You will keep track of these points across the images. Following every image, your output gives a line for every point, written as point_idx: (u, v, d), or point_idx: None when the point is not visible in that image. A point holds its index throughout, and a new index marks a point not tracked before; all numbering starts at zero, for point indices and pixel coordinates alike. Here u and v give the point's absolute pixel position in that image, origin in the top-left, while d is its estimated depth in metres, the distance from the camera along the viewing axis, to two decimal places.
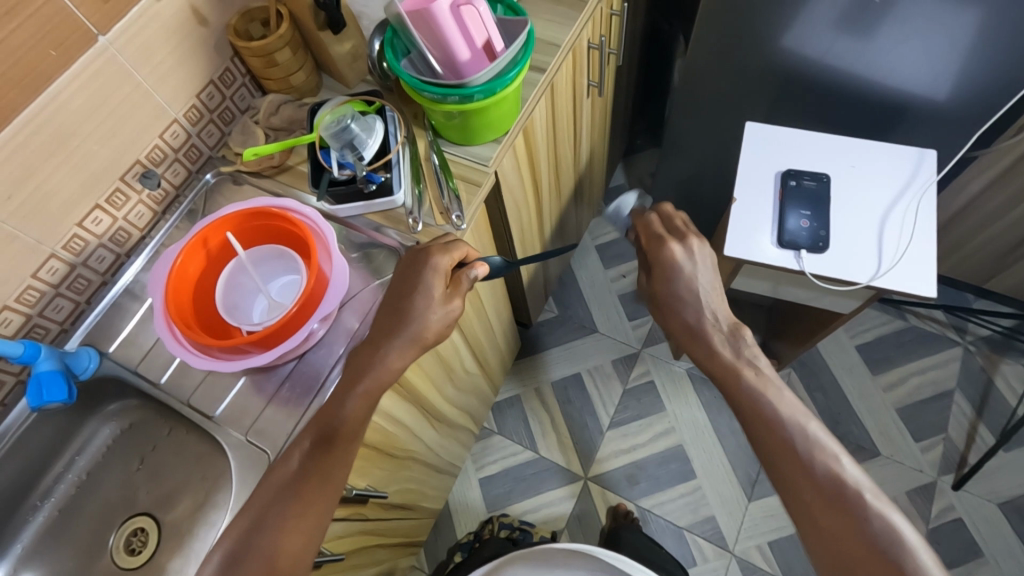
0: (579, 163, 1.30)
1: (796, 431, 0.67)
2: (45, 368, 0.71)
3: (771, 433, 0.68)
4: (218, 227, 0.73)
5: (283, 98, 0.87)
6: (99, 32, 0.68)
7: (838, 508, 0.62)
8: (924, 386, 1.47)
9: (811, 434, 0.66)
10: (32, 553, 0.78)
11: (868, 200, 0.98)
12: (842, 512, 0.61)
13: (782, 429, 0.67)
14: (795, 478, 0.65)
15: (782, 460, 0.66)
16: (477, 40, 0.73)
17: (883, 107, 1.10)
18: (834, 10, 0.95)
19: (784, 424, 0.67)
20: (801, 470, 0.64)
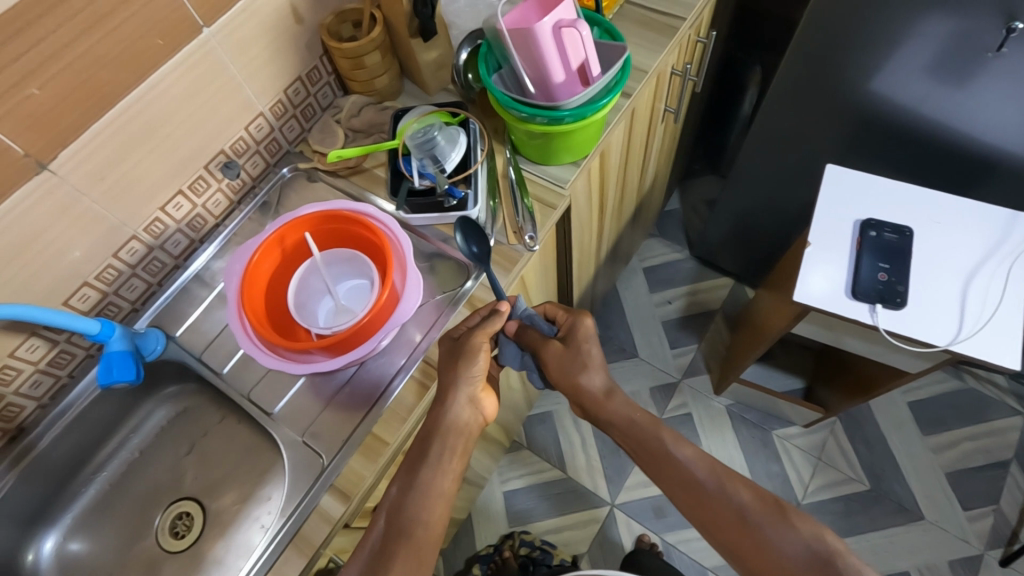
0: (643, 186, 1.28)
1: (697, 468, 0.67)
2: (117, 348, 0.72)
3: (712, 512, 0.65)
4: (296, 226, 0.74)
5: (365, 100, 0.87)
6: (204, 24, 0.69)
7: (750, 539, 0.62)
8: (976, 453, 1.40)
9: (710, 467, 0.67)
10: (84, 523, 0.80)
11: (953, 260, 0.94)
12: (756, 543, 0.62)
13: (693, 475, 0.67)
14: (763, 563, 0.61)
15: (722, 534, 0.65)
16: (573, 63, 0.71)
17: (973, 161, 1.04)
18: (935, 57, 0.91)
19: (711, 491, 0.66)
20: (758, 551, 0.62)
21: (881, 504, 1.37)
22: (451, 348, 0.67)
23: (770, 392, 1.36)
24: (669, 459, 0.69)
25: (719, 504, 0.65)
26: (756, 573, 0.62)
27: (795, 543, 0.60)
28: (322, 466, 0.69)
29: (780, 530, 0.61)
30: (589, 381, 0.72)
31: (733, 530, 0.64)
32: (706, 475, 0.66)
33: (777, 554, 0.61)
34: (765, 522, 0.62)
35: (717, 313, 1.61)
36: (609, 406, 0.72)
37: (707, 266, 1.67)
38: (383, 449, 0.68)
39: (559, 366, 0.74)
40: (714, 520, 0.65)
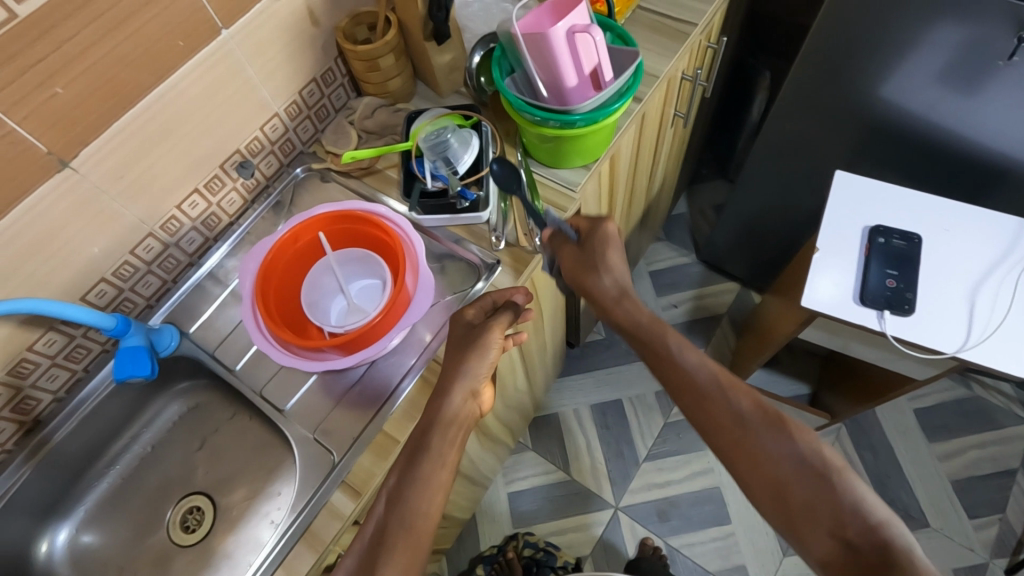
0: (651, 190, 1.28)
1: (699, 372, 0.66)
2: (133, 344, 0.73)
3: (710, 413, 0.63)
4: (310, 226, 0.75)
5: (378, 102, 0.88)
6: (223, 26, 0.70)
7: (746, 441, 0.61)
8: (982, 461, 1.39)
9: (713, 371, 0.66)
10: (96, 516, 0.81)
11: (961, 267, 0.94)
12: (752, 445, 0.60)
13: (694, 376, 0.65)
14: (754, 467, 0.60)
15: (717, 437, 0.63)
16: (585, 68, 0.72)
17: (983, 169, 1.04)
18: (945, 65, 0.91)
19: (711, 392, 0.64)
20: (752, 455, 0.60)
21: None
22: (464, 335, 0.69)
23: (776, 397, 1.36)
24: (673, 359, 0.67)
25: (719, 407, 0.63)
26: (744, 478, 0.61)
27: (790, 450, 0.59)
28: (333, 464, 0.69)
29: (776, 438, 0.60)
30: (601, 283, 0.71)
31: (730, 432, 0.62)
32: (707, 378, 0.65)
33: (768, 460, 0.59)
34: (763, 429, 0.60)
35: (723, 317, 1.61)
36: (618, 311, 0.71)
37: (714, 270, 1.67)
38: (394, 448, 0.68)
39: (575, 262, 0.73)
40: (710, 421, 0.63)
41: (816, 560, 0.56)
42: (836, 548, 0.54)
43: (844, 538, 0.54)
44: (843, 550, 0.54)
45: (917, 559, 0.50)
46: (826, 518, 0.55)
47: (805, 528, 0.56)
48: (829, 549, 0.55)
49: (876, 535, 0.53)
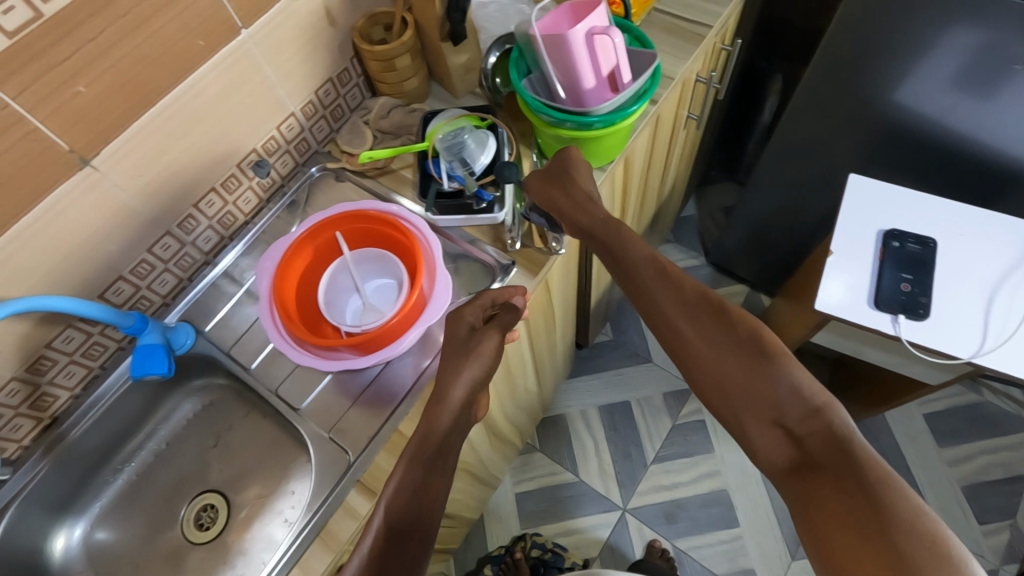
0: (662, 191, 1.28)
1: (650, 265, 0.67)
2: (150, 341, 0.73)
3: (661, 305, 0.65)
4: (327, 225, 0.75)
5: (393, 102, 0.88)
6: (242, 26, 0.71)
7: (692, 326, 0.62)
8: (993, 467, 1.39)
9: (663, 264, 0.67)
10: (111, 513, 0.81)
11: (976, 272, 0.93)
12: (696, 330, 0.62)
13: (645, 269, 0.67)
14: (698, 352, 0.61)
15: (663, 323, 0.65)
16: (603, 69, 0.72)
17: (997, 174, 1.04)
18: (961, 69, 0.91)
19: (660, 282, 0.66)
20: (696, 339, 0.62)
21: None
22: (466, 340, 0.67)
23: None
24: (625, 252, 0.69)
25: (669, 298, 0.65)
26: (687, 360, 0.62)
27: (735, 338, 0.60)
28: (349, 463, 0.70)
29: (722, 328, 0.61)
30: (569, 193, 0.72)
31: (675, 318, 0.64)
32: (657, 269, 0.66)
33: (714, 346, 0.61)
34: (708, 316, 0.62)
35: None
36: (581, 212, 0.70)
37: (723, 273, 1.67)
38: None
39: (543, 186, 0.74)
40: (658, 308, 0.65)
41: (754, 444, 0.58)
42: (774, 431, 0.57)
43: (783, 422, 0.56)
44: (772, 424, 0.57)
45: (848, 437, 0.53)
46: (768, 403, 0.57)
47: (747, 414, 0.58)
48: (767, 433, 0.57)
49: (810, 418, 0.55)
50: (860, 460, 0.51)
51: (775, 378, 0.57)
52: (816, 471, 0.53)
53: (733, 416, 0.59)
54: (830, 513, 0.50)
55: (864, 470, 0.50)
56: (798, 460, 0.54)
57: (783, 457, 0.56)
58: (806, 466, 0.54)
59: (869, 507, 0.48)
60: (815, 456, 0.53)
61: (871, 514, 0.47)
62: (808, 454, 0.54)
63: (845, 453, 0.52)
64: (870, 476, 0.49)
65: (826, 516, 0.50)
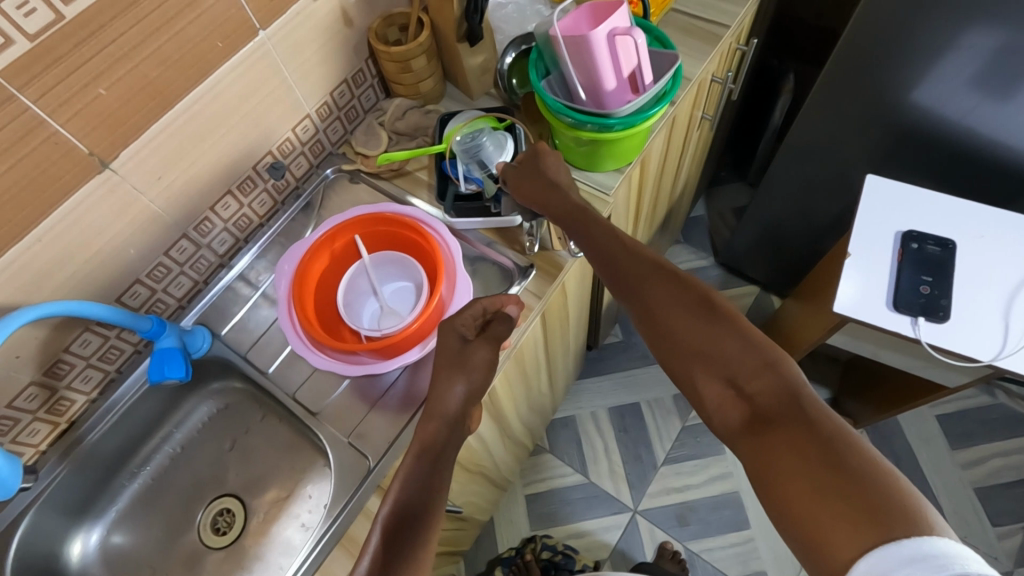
0: (674, 193, 1.28)
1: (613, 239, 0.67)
2: (167, 345, 0.73)
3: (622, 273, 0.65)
4: (347, 228, 0.75)
5: (409, 104, 0.88)
6: (260, 27, 0.70)
7: (653, 295, 0.62)
8: (1007, 469, 1.38)
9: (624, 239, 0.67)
10: (127, 517, 0.80)
11: (996, 275, 0.93)
12: (657, 299, 0.62)
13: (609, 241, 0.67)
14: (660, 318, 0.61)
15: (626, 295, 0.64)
16: (624, 70, 0.71)
17: (1015, 175, 1.03)
18: (984, 69, 0.90)
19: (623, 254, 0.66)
20: (657, 306, 0.61)
21: None
22: (459, 352, 0.64)
23: None
24: (589, 224, 0.69)
25: (630, 265, 0.65)
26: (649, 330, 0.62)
27: (690, 302, 0.60)
28: (368, 469, 0.69)
29: (679, 294, 0.61)
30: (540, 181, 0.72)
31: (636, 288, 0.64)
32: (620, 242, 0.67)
33: (670, 311, 0.60)
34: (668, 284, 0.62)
35: None
36: (551, 197, 0.71)
37: (733, 274, 1.66)
38: None
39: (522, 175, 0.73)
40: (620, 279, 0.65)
41: (710, 407, 0.56)
42: (727, 391, 0.55)
43: (736, 381, 0.54)
44: (730, 385, 0.55)
45: (802, 391, 0.51)
46: (720, 361, 0.56)
47: (702, 375, 0.56)
48: (721, 393, 0.55)
49: (764, 374, 0.53)
50: (814, 414, 0.49)
51: (730, 335, 0.56)
52: (769, 425, 0.50)
53: (687, 375, 0.57)
54: (786, 464, 0.47)
55: (818, 421, 0.48)
56: (751, 416, 0.52)
57: (738, 416, 0.53)
58: (759, 422, 0.51)
59: (823, 459, 0.46)
60: (768, 412, 0.51)
61: (825, 462, 0.46)
62: (761, 410, 0.52)
63: (799, 403, 0.50)
64: (824, 424, 0.48)
65: (779, 469, 0.48)
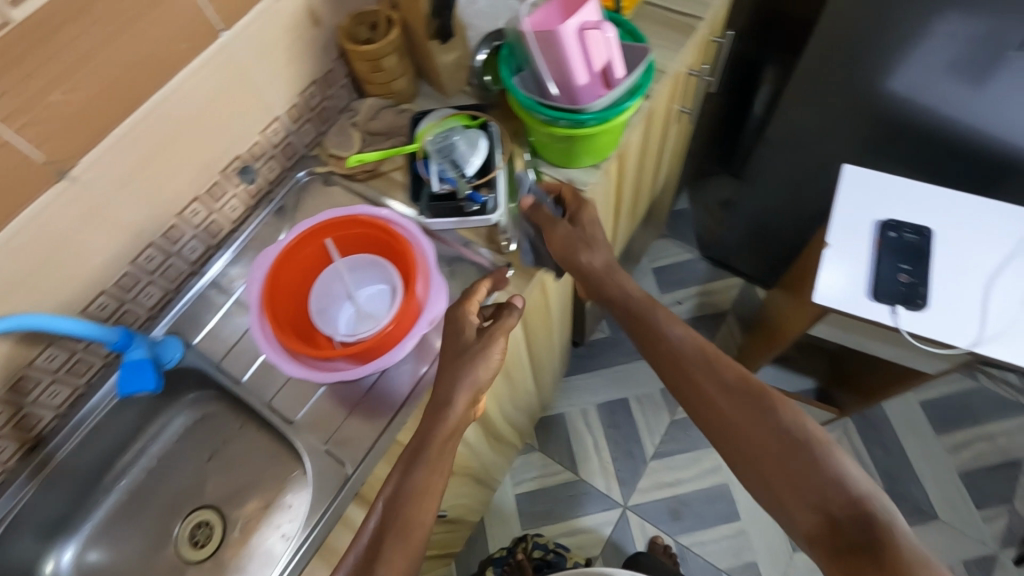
0: (656, 187, 1.27)
1: (685, 344, 0.69)
2: (136, 356, 0.71)
3: (697, 387, 0.67)
4: (318, 232, 0.73)
5: (382, 103, 0.86)
6: (223, 28, 0.68)
7: (731, 411, 0.64)
8: (991, 453, 1.39)
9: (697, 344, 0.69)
10: (103, 533, 0.78)
11: (974, 261, 0.93)
12: (734, 415, 0.64)
13: (679, 348, 0.69)
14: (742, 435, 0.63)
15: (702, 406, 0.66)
16: (596, 65, 0.70)
17: (992, 161, 1.03)
18: (959, 56, 0.90)
19: (696, 364, 0.67)
20: (737, 421, 0.64)
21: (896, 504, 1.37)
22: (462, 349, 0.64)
23: None
24: (659, 332, 0.70)
25: (705, 375, 0.67)
26: (730, 443, 0.64)
27: (770, 423, 0.62)
28: (347, 476, 0.68)
29: (758, 412, 0.63)
30: (590, 259, 0.73)
31: (712, 401, 0.66)
32: (693, 350, 0.68)
33: (750, 430, 0.62)
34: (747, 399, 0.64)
35: (728, 313, 1.60)
36: (608, 289, 0.73)
37: (719, 266, 1.66)
38: None
39: (567, 239, 0.73)
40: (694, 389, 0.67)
41: (796, 525, 0.59)
42: (815, 516, 0.57)
43: (823, 507, 0.57)
44: (816, 510, 0.57)
45: (889, 527, 0.53)
46: (805, 488, 0.58)
47: (787, 500, 0.59)
48: (809, 519, 0.57)
49: (849, 506, 0.55)
50: (898, 553, 0.51)
51: (813, 463, 0.58)
52: (855, 557, 0.53)
53: (774, 498, 0.60)
54: None
55: (906, 558, 0.51)
56: (837, 542, 0.55)
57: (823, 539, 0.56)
58: (846, 552, 0.54)
59: None
60: (855, 540, 0.54)
61: None
62: (848, 538, 0.54)
63: (884, 539, 0.52)
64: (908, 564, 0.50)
65: None
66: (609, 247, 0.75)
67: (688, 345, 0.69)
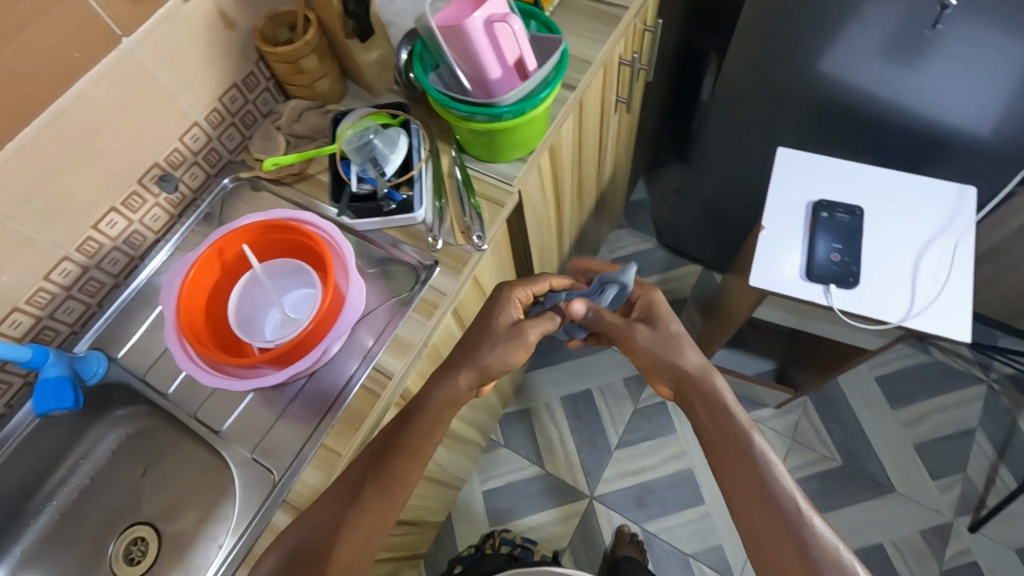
0: (603, 178, 1.27)
1: (777, 487, 0.62)
2: (53, 374, 0.70)
3: (778, 538, 0.60)
4: (234, 238, 0.72)
5: (306, 105, 0.85)
6: (122, 34, 0.66)
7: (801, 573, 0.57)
8: (945, 424, 1.42)
9: (791, 493, 0.62)
10: (34, 556, 0.77)
11: (904, 238, 0.95)
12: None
13: (768, 489, 0.62)
14: None
15: (772, 560, 0.60)
16: (509, 58, 0.70)
17: (922, 139, 1.05)
18: (879, 36, 0.91)
19: (783, 511, 0.61)
20: None
21: (854, 479, 1.39)
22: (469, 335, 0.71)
23: (741, 376, 1.38)
24: (751, 462, 0.64)
25: (779, 526, 0.60)
26: None
27: None
28: (274, 482, 0.68)
29: None
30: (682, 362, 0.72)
31: (786, 554, 0.59)
32: (785, 495, 0.62)
33: None
34: (828, 566, 0.57)
35: (687, 300, 1.62)
36: (696, 397, 0.71)
37: (677, 254, 1.67)
38: (336, 461, 0.66)
39: (654, 343, 0.73)
40: (770, 536, 0.60)
41: None
42: None
43: None
44: None
45: None
46: None
47: None
48: None
49: None
50: None
51: None
52: None
53: None
54: None
55: None
56: None
57: None
58: None
59: None
60: None
61: None
62: None
63: None
64: None
65: None
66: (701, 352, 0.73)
67: (777, 487, 0.62)
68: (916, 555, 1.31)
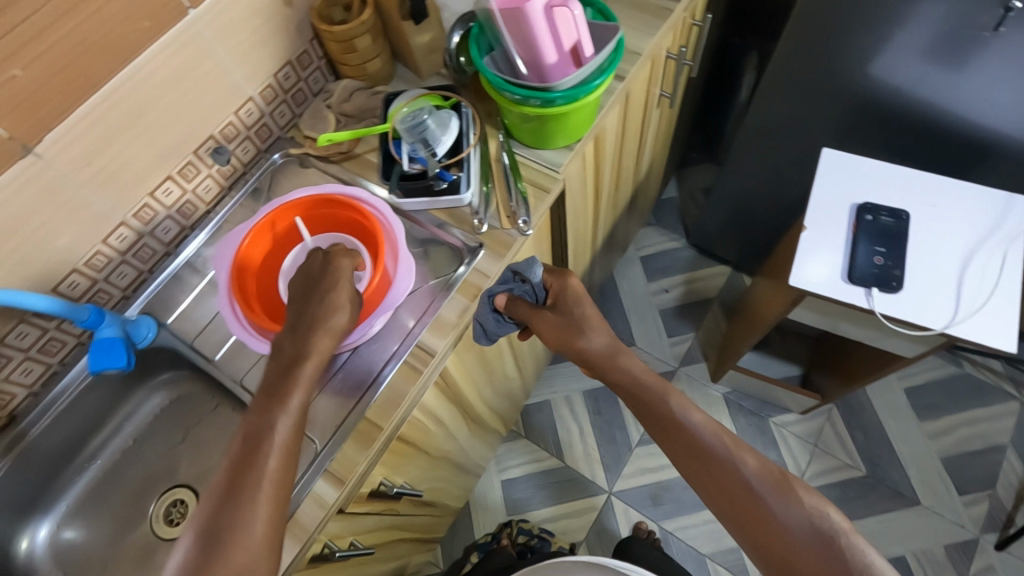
0: (639, 173, 1.27)
1: (702, 432, 0.65)
2: (107, 334, 0.72)
3: (718, 482, 0.62)
4: (286, 210, 0.74)
5: (356, 85, 0.86)
6: (189, 6, 0.68)
7: (749, 506, 0.61)
8: (973, 438, 1.40)
9: (716, 429, 0.65)
10: (76, 512, 0.79)
11: (950, 244, 0.93)
12: (755, 511, 0.60)
13: (696, 435, 0.64)
14: (766, 533, 0.59)
15: (724, 501, 0.63)
16: (565, 44, 0.70)
17: (968, 145, 1.03)
18: (934, 38, 0.89)
19: (719, 456, 0.63)
20: (760, 515, 0.60)
21: (876, 489, 1.38)
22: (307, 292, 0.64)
23: (766, 379, 1.36)
24: (676, 420, 0.66)
25: (718, 467, 0.63)
26: (759, 544, 0.60)
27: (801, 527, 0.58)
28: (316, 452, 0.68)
29: (786, 506, 0.59)
30: (589, 343, 0.69)
31: (734, 495, 0.62)
32: (713, 438, 0.64)
33: (778, 531, 0.59)
34: (772, 495, 0.60)
35: (713, 301, 1.61)
36: (612, 367, 0.69)
37: (704, 254, 1.66)
38: (377, 434, 0.68)
39: (562, 331, 0.70)
40: (714, 483, 0.63)
41: None
42: None
43: None
44: None
45: None
46: None
47: None
48: None
49: None
50: None
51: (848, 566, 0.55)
52: None
53: None
54: None
55: None
56: None
57: None
58: None
59: None
60: None
61: None
62: None
63: None
64: None
65: None
66: (609, 327, 0.70)
67: (703, 431, 0.65)
68: (936, 568, 1.30)
